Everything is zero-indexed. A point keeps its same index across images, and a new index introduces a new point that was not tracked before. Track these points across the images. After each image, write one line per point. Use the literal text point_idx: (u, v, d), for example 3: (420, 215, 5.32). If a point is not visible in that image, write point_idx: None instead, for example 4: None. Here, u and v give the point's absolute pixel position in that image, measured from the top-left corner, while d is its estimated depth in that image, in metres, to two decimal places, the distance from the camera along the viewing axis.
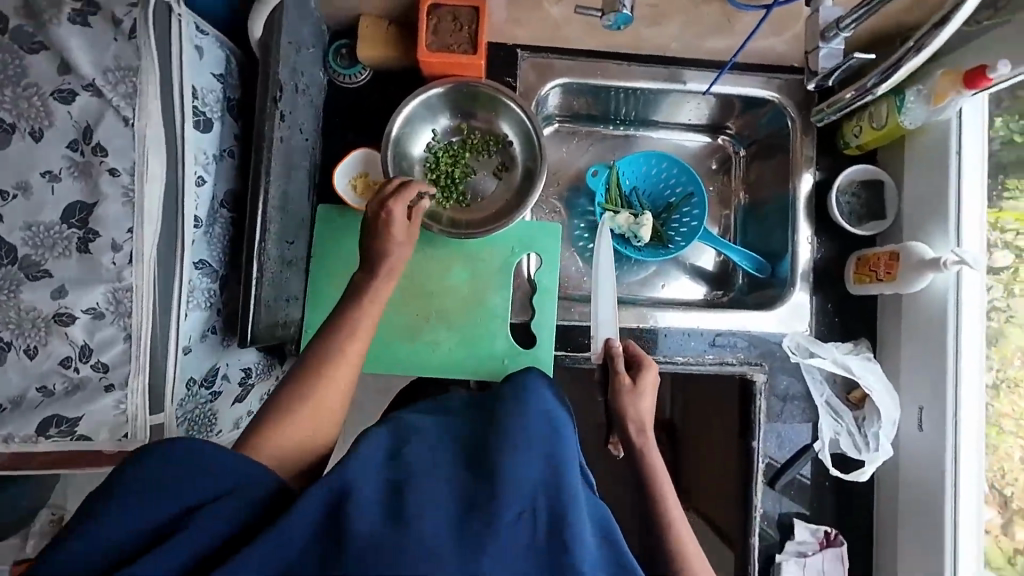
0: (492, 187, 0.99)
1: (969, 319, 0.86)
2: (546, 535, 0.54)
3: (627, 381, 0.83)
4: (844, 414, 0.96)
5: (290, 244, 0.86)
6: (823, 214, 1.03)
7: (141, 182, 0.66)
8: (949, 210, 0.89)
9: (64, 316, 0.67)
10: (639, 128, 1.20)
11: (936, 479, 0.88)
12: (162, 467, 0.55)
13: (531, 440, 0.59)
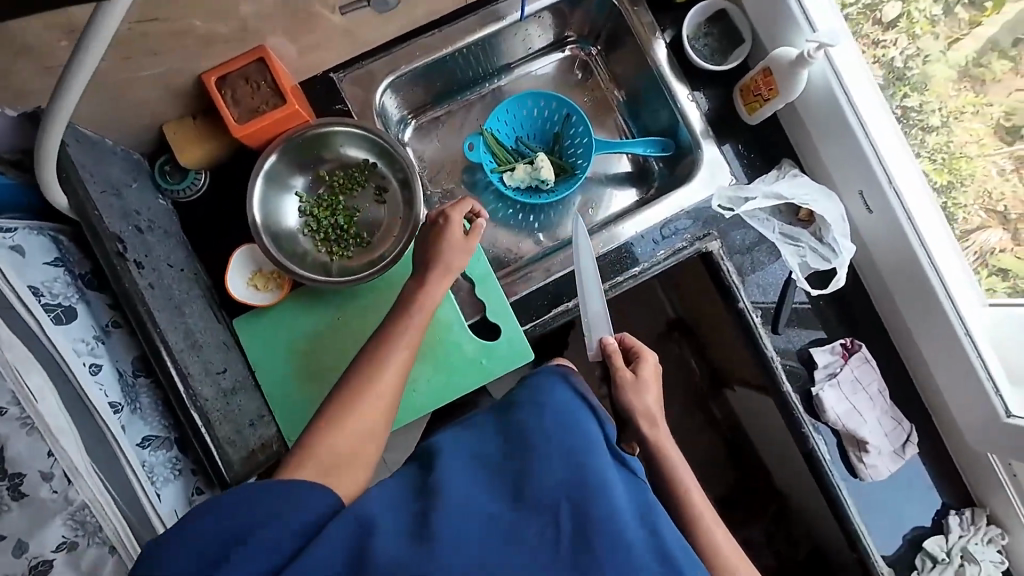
0: (382, 214, 0.96)
1: (857, 94, 0.87)
2: (568, 550, 0.52)
3: (628, 374, 0.81)
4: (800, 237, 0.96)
5: (223, 373, 0.83)
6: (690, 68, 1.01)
7: (31, 403, 0.61)
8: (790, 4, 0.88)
9: (40, 567, 0.60)
10: (488, 82, 1.15)
11: (907, 250, 0.89)
12: (254, 506, 0.56)
13: (552, 432, 0.60)
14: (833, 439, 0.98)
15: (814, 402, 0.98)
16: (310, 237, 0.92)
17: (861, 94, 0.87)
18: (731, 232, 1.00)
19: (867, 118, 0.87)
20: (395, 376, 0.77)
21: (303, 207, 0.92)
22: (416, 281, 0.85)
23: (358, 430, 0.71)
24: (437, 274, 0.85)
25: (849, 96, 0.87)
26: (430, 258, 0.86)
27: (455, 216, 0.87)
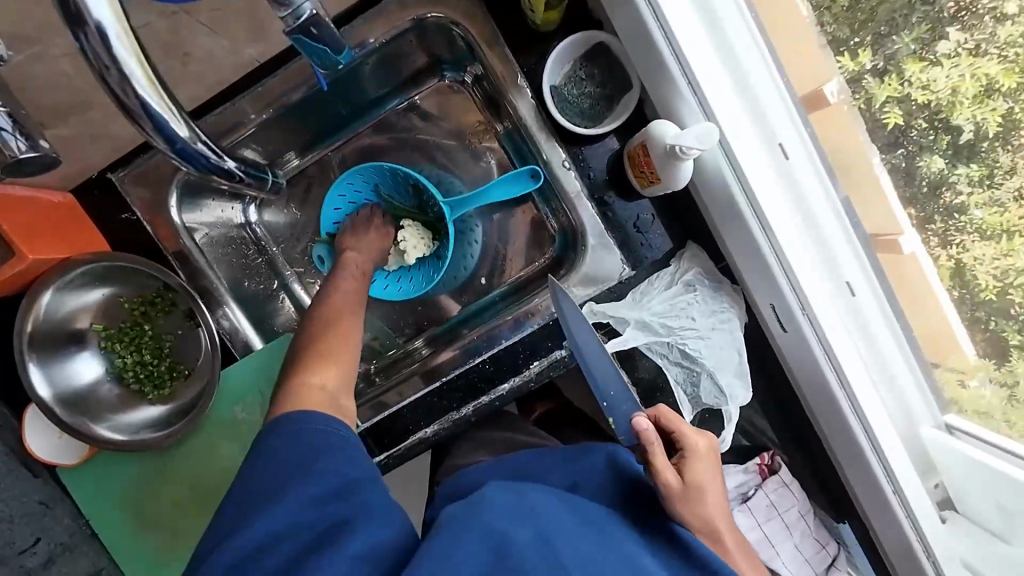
0: (200, 338, 0.82)
1: (756, 175, 0.67)
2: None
3: (676, 483, 0.62)
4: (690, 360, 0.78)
5: (33, 548, 0.75)
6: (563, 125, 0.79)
7: None
8: (665, 58, 0.65)
9: None
10: (338, 138, 0.94)
11: (818, 371, 0.72)
12: (300, 446, 0.58)
13: (625, 539, 0.58)
14: None
15: None
16: (118, 379, 0.80)
17: (763, 167, 0.67)
18: None
19: (765, 207, 0.66)
20: (348, 350, 0.74)
21: (102, 346, 0.79)
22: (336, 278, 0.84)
23: (338, 374, 0.71)
24: (354, 275, 0.85)
25: (780, 144, 0.67)
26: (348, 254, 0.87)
27: (378, 235, 0.91)
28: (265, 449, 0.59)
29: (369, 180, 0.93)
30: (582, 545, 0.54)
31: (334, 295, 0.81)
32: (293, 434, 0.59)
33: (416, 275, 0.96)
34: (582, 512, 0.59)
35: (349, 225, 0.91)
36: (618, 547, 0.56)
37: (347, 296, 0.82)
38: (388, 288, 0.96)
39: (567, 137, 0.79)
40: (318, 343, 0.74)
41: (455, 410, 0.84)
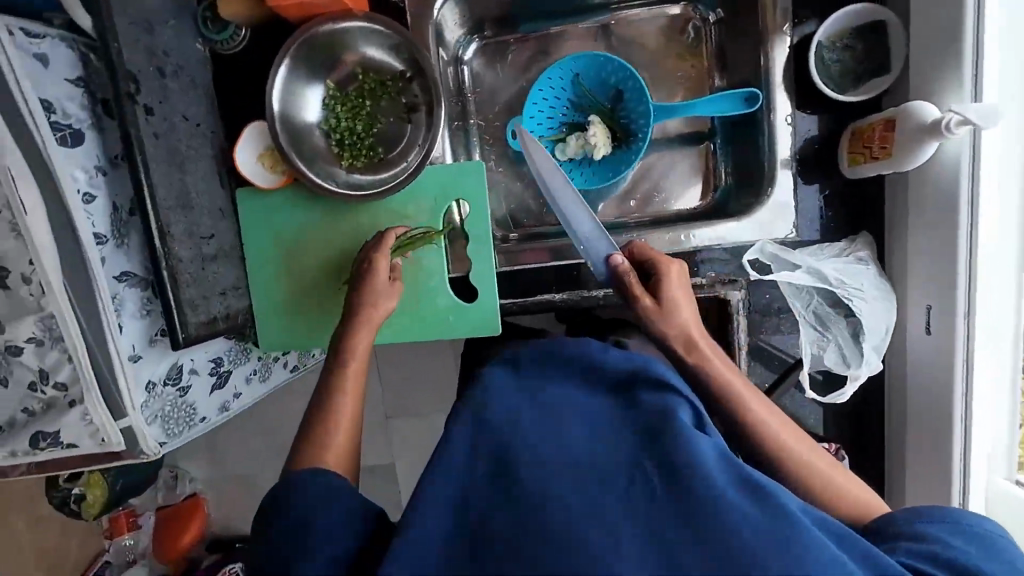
0: (406, 135, 0.89)
1: (988, 184, 0.71)
2: (664, 493, 0.50)
3: (652, 304, 0.75)
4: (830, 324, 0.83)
5: (208, 238, 0.86)
6: (806, 85, 0.84)
7: (20, 214, 0.67)
8: (964, 45, 0.68)
9: (14, 348, 0.74)
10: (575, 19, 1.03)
11: (943, 383, 0.77)
12: (314, 492, 0.59)
13: (573, 404, 0.58)
14: None
15: None
16: (327, 132, 0.88)
17: (994, 184, 0.71)
18: (755, 288, 0.88)
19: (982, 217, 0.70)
20: (354, 381, 0.76)
21: (326, 101, 0.87)
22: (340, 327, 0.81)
23: (343, 431, 0.71)
24: (358, 320, 0.80)
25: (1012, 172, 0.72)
26: (352, 297, 0.82)
27: (381, 263, 0.82)
28: (286, 495, 0.60)
29: (575, 69, 1.00)
30: (527, 435, 0.55)
31: (361, 290, 0.82)
32: (297, 488, 0.60)
33: (583, 171, 1.03)
34: (547, 400, 0.59)
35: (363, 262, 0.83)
36: (590, 426, 0.56)
37: (365, 339, 0.79)
38: (565, 174, 1.03)
39: (799, 97, 0.84)
40: (331, 395, 0.74)
41: (589, 289, 0.91)
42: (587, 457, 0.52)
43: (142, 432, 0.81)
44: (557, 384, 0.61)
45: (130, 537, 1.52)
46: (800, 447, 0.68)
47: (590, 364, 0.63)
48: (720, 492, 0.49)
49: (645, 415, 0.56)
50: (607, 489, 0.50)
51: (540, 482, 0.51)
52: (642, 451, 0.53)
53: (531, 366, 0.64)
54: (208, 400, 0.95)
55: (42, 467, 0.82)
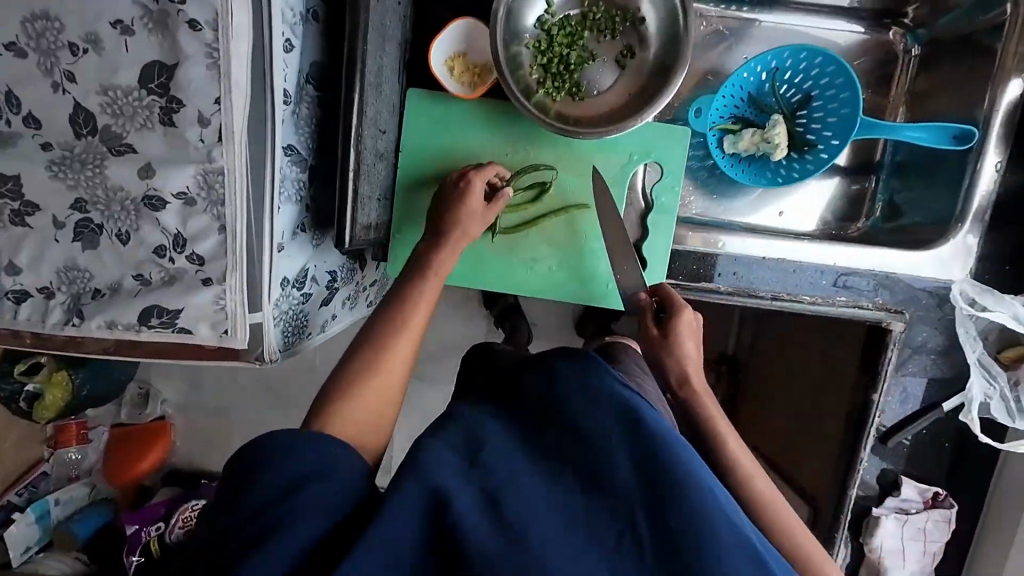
0: (611, 83, 0.84)
1: None
2: (655, 555, 0.48)
3: (654, 333, 0.71)
4: (999, 374, 0.82)
5: (383, 133, 0.75)
6: (1022, 139, 0.85)
7: (227, 38, 0.55)
8: None
9: (154, 200, 0.61)
10: (770, 12, 1.00)
11: None
12: (277, 446, 0.52)
13: (594, 448, 0.53)
14: (851, 558, 0.96)
15: (866, 522, 0.93)
16: (533, 54, 0.80)
17: None
18: (913, 324, 0.88)
19: None
20: (407, 347, 0.65)
21: (547, 19, 0.80)
22: (427, 246, 0.73)
23: (374, 399, 0.60)
24: (453, 230, 0.73)
25: None
26: (449, 218, 0.74)
27: (477, 181, 0.76)
28: (278, 444, 0.52)
29: (777, 61, 0.95)
30: (514, 469, 0.51)
31: (426, 248, 0.73)
32: (276, 452, 0.51)
33: (752, 170, 0.99)
34: (540, 437, 0.55)
35: (444, 188, 0.77)
36: (535, 459, 0.53)
37: (446, 258, 0.72)
38: (731, 169, 0.98)
39: (1009, 148, 0.84)
40: (376, 348, 0.64)
41: (756, 290, 0.88)
42: (553, 494, 0.50)
43: (268, 334, 0.68)
44: (593, 415, 0.56)
45: (77, 451, 1.32)
46: (795, 514, 0.63)
47: (597, 390, 0.59)
48: (739, 553, 0.47)
49: (666, 457, 0.52)
50: (591, 535, 0.48)
51: (520, 514, 0.48)
52: (590, 494, 0.50)
53: (562, 391, 0.59)
54: (318, 316, 0.82)
55: (124, 348, 0.68)
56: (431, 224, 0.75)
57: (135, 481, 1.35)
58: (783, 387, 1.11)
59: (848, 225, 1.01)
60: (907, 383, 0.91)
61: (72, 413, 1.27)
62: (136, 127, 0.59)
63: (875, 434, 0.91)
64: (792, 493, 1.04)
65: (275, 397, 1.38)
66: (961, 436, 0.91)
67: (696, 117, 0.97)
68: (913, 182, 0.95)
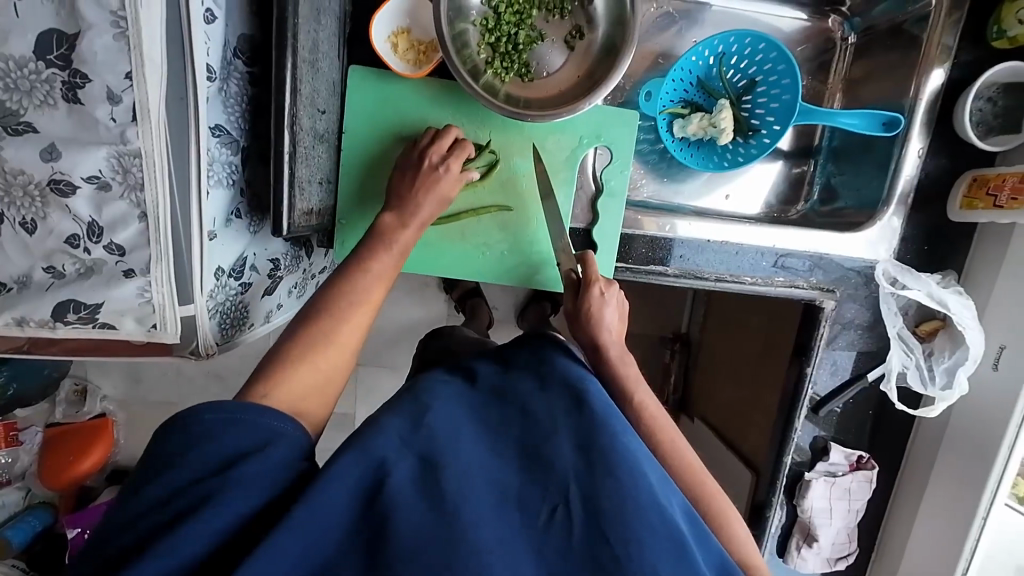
0: (560, 64, 0.83)
1: None
2: (582, 532, 0.49)
3: (597, 292, 0.74)
4: (915, 347, 0.90)
5: (321, 114, 0.72)
6: (944, 127, 0.91)
7: (134, 6, 0.50)
8: None
9: (62, 185, 0.55)
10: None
11: (998, 421, 0.85)
12: (203, 421, 0.50)
13: (541, 427, 0.58)
14: (786, 519, 1.03)
15: (799, 485, 1.00)
16: (481, 32, 0.78)
17: None
18: (846, 300, 0.94)
19: None
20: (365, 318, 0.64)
21: None
22: (392, 217, 0.71)
23: (296, 371, 0.58)
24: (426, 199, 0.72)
25: None
26: (419, 197, 0.72)
27: (456, 167, 0.73)
28: (198, 420, 0.50)
29: (722, 46, 0.97)
30: (461, 446, 0.55)
31: (381, 232, 0.70)
32: (207, 436, 0.50)
33: (700, 154, 1.01)
34: (493, 419, 0.61)
35: (418, 174, 0.73)
36: (483, 439, 0.57)
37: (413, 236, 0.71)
38: (680, 152, 1.00)
39: (931, 135, 0.90)
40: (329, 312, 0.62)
41: (702, 272, 0.91)
42: (491, 471, 0.53)
43: (202, 328, 0.65)
44: (540, 401, 0.61)
45: (7, 454, 1.23)
46: (722, 498, 0.68)
47: (546, 376, 0.65)
48: (660, 530, 0.49)
49: (601, 437, 0.56)
50: (523, 513, 0.51)
51: (458, 487, 0.50)
52: (529, 474, 0.53)
53: (516, 378, 0.67)
54: (260, 306, 0.79)
55: (39, 344, 0.64)
56: (400, 197, 0.73)
57: (76, 482, 1.26)
58: (734, 363, 1.21)
59: (787, 208, 1.06)
60: (836, 356, 0.97)
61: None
62: (35, 104, 0.53)
63: (807, 407, 0.97)
64: (738, 459, 1.12)
65: (225, 389, 1.32)
66: (884, 404, 0.99)
67: (646, 100, 0.98)
68: (846, 167, 1.00)
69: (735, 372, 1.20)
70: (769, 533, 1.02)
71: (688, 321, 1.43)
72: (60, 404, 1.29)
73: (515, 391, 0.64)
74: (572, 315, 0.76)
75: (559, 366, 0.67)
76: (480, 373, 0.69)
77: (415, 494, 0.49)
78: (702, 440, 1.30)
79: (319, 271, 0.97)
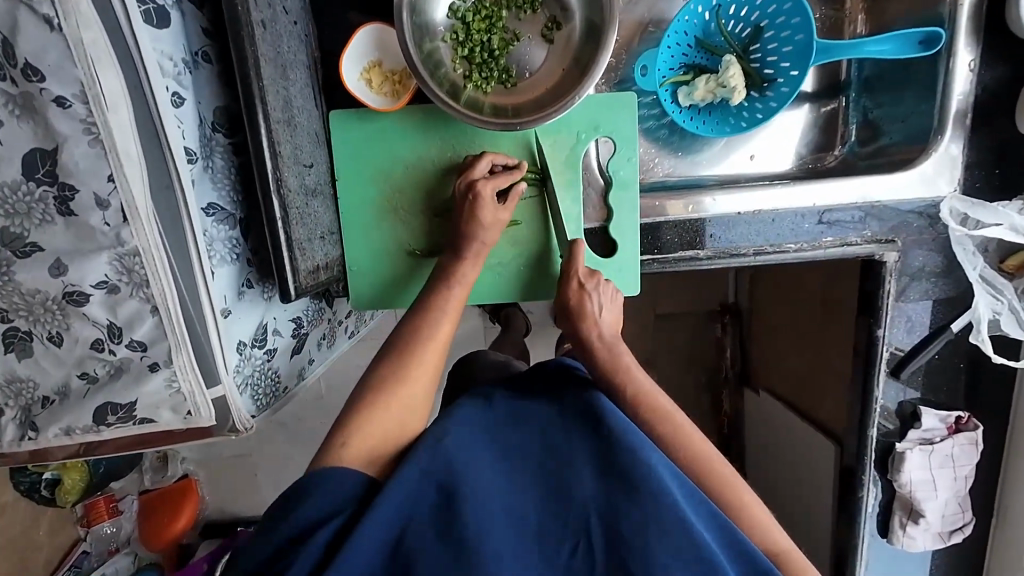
0: (542, 60, 0.78)
1: None
2: (603, 563, 0.48)
3: (572, 284, 0.73)
4: (1003, 287, 0.79)
5: (309, 168, 0.71)
6: (997, 29, 0.78)
7: (101, 111, 0.50)
8: None
9: (76, 296, 0.56)
10: None
11: None
12: None
13: (559, 455, 0.55)
14: (883, 495, 0.94)
15: (892, 458, 0.90)
16: (453, 47, 0.75)
17: None
18: (912, 247, 0.84)
19: None
20: (427, 384, 0.64)
21: (458, 7, 0.74)
22: (451, 254, 0.73)
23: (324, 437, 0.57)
24: (465, 257, 0.72)
25: None
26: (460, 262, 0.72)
27: (490, 189, 0.72)
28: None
29: None
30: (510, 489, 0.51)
31: (430, 306, 0.69)
32: None
33: (713, 119, 0.92)
34: (513, 445, 0.56)
35: (464, 201, 0.72)
36: (502, 469, 0.53)
37: (458, 298, 0.70)
38: (690, 121, 0.92)
39: (981, 43, 0.78)
40: (392, 387, 0.62)
41: (738, 248, 0.83)
42: (512, 505, 0.51)
43: (236, 404, 0.65)
44: (557, 427, 0.58)
45: (112, 524, 1.32)
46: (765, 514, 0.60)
47: (561, 398, 0.62)
48: (682, 549, 0.47)
49: (621, 463, 0.53)
50: (543, 549, 0.49)
51: (475, 526, 0.48)
52: (549, 507, 0.51)
53: (528, 402, 0.62)
54: (290, 367, 0.79)
55: (91, 446, 0.66)
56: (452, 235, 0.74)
57: (176, 540, 1.34)
58: (794, 331, 1.11)
59: (823, 154, 0.95)
60: (910, 311, 0.86)
61: (96, 492, 1.25)
62: (35, 223, 0.54)
63: (885, 371, 0.87)
64: (816, 431, 1.03)
65: (289, 436, 1.37)
66: (977, 355, 0.87)
67: (642, 75, 0.90)
68: (885, 97, 0.89)
69: (797, 339, 1.10)
70: (865, 514, 0.93)
71: (735, 292, 1.34)
72: (147, 472, 1.37)
73: (524, 412, 0.60)
74: (559, 308, 0.74)
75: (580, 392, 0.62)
76: (491, 394, 0.63)
77: (466, 542, 0.47)
78: (774, 415, 1.20)
79: (345, 317, 0.96)
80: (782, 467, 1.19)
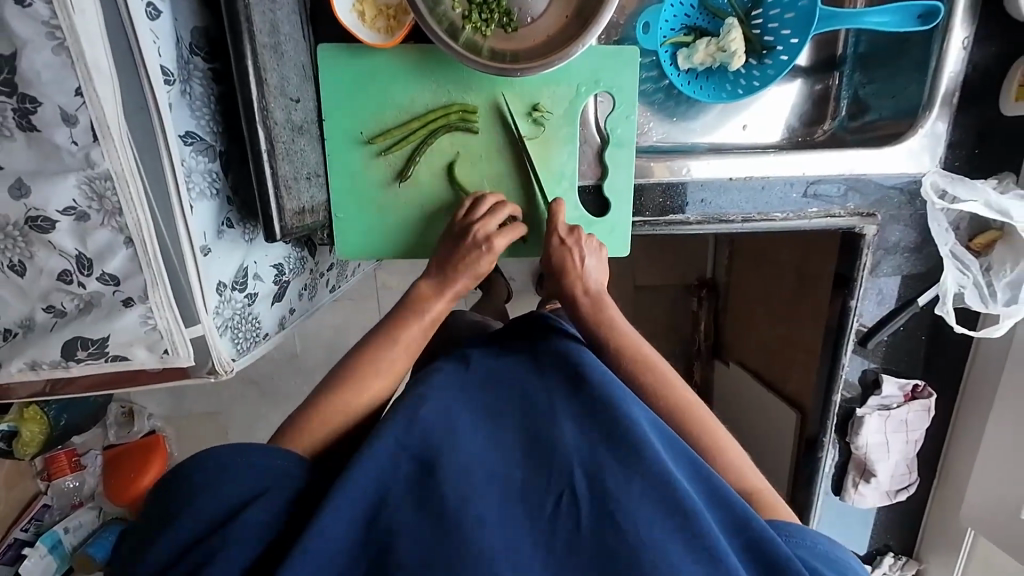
0: (544, 7, 0.75)
1: None
2: (590, 514, 0.47)
3: (555, 241, 0.72)
4: (971, 263, 0.83)
5: (296, 103, 0.67)
6: (991, 10, 0.79)
7: (68, 12, 0.46)
8: None
9: (40, 221, 0.52)
10: None
11: None
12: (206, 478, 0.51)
13: (542, 403, 0.57)
14: (840, 457, 1.00)
15: (851, 422, 0.96)
16: None
17: None
18: (890, 223, 0.86)
19: None
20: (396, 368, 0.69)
21: None
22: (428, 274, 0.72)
23: None
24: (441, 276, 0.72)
25: None
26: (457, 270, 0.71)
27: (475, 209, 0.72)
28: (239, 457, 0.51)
29: None
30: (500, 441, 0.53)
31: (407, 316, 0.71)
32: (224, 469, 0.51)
33: (711, 85, 0.91)
34: (492, 403, 0.58)
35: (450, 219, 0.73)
36: (482, 426, 0.54)
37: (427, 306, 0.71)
38: (688, 84, 0.91)
39: (976, 22, 0.79)
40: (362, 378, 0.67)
41: (727, 213, 0.84)
42: (493, 464, 0.51)
43: (215, 344, 0.63)
44: (537, 392, 0.59)
45: (75, 478, 1.29)
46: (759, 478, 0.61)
47: (541, 358, 0.64)
48: (651, 492, 0.48)
49: (599, 419, 0.54)
50: (528, 505, 0.48)
51: (455, 476, 0.49)
52: (529, 467, 0.51)
53: (505, 362, 0.64)
54: (271, 314, 0.76)
55: (59, 383, 0.63)
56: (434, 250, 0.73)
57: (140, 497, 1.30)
58: (769, 305, 1.13)
59: (814, 128, 0.96)
60: (882, 285, 0.90)
61: (56, 445, 1.20)
62: None
63: (853, 342, 0.91)
64: (780, 399, 1.09)
65: (263, 394, 1.35)
66: (937, 327, 0.92)
67: (643, 33, 0.88)
68: (878, 74, 0.90)
69: (769, 312, 1.13)
70: (822, 473, 0.99)
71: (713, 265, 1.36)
72: (112, 426, 1.33)
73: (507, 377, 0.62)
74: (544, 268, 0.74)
75: (553, 344, 0.66)
76: (470, 357, 0.66)
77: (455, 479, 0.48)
78: (741, 385, 1.25)
79: (328, 270, 0.93)
80: (746, 433, 1.25)
